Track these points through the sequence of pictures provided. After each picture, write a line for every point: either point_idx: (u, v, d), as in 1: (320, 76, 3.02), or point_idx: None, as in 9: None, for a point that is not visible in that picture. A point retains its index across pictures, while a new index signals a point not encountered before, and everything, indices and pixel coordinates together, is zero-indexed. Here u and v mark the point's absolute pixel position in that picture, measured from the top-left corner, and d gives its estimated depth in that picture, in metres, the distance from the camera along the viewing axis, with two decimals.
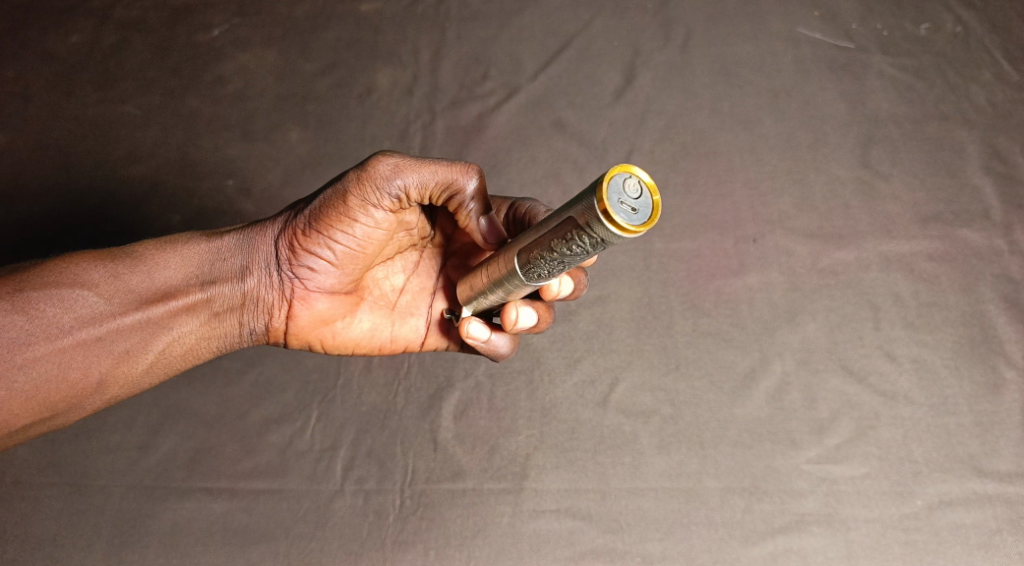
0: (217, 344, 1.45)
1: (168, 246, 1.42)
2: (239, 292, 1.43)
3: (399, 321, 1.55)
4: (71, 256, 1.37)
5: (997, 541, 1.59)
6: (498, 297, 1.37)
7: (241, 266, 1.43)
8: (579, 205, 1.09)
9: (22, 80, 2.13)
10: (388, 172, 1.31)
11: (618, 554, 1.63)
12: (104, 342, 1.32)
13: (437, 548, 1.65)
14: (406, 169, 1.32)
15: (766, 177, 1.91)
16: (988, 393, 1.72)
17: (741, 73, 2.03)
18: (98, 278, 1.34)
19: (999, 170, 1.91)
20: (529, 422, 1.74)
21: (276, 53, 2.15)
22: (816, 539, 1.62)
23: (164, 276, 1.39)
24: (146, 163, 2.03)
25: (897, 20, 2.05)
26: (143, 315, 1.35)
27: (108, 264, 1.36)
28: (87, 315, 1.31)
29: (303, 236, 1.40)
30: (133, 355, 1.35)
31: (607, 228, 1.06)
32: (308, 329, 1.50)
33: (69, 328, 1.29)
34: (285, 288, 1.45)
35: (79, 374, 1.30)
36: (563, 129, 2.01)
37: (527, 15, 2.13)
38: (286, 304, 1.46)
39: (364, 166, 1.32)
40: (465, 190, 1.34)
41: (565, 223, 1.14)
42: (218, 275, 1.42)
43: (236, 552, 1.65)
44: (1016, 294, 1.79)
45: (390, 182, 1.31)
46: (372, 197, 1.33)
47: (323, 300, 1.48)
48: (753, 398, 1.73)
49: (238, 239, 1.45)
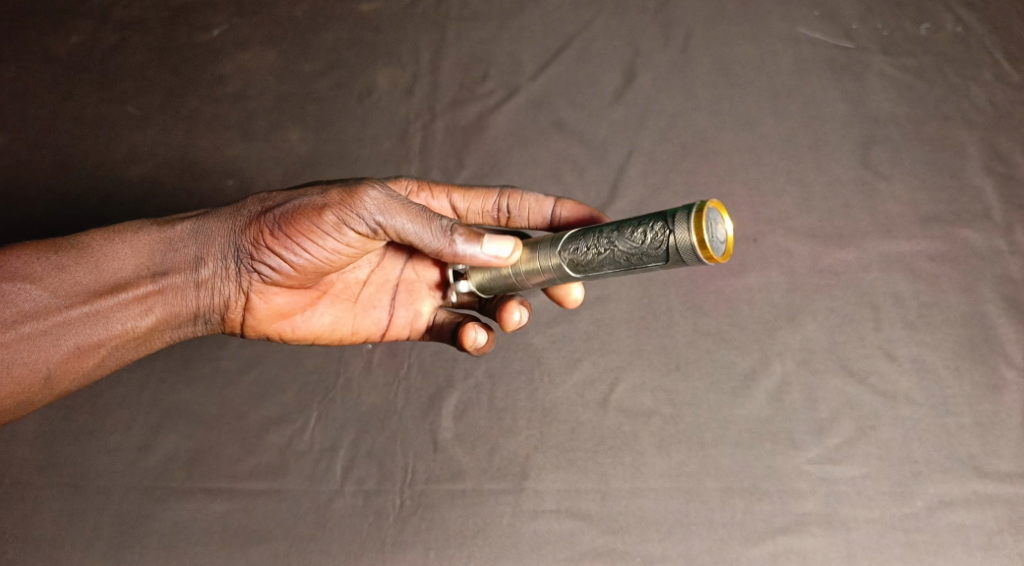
0: (171, 335, 1.40)
1: (117, 235, 1.37)
2: (193, 284, 1.37)
3: (363, 314, 1.54)
4: (17, 248, 1.33)
5: (997, 541, 1.59)
6: (514, 281, 1.34)
7: (196, 256, 1.36)
8: (671, 215, 1.14)
9: (23, 80, 2.13)
10: (372, 207, 1.25)
11: (618, 554, 1.62)
12: (49, 336, 1.28)
13: (437, 548, 1.65)
14: (391, 207, 1.25)
15: (767, 178, 1.92)
16: (988, 393, 1.71)
17: (741, 73, 2.03)
18: (40, 271, 1.31)
19: (999, 170, 1.90)
20: (529, 422, 1.74)
21: (276, 52, 2.15)
22: (816, 539, 1.62)
23: (112, 267, 1.34)
24: (146, 163, 2.02)
25: (897, 20, 2.04)
26: (89, 309, 1.30)
27: (52, 256, 1.33)
28: (30, 309, 1.28)
29: (268, 234, 1.31)
30: (83, 350, 1.31)
31: (689, 246, 1.11)
32: (266, 323, 1.45)
33: (11, 323, 1.27)
34: (244, 281, 1.38)
35: (24, 369, 1.27)
36: (563, 130, 2.01)
37: (527, 15, 2.13)
38: (243, 298, 1.40)
39: (349, 193, 1.25)
40: (454, 248, 1.24)
41: (643, 228, 1.17)
42: (171, 265, 1.36)
43: (236, 552, 1.65)
44: (1016, 294, 1.78)
45: (372, 216, 1.25)
46: (351, 222, 1.26)
47: (283, 294, 1.43)
48: (753, 398, 1.73)
49: (194, 226, 1.37)
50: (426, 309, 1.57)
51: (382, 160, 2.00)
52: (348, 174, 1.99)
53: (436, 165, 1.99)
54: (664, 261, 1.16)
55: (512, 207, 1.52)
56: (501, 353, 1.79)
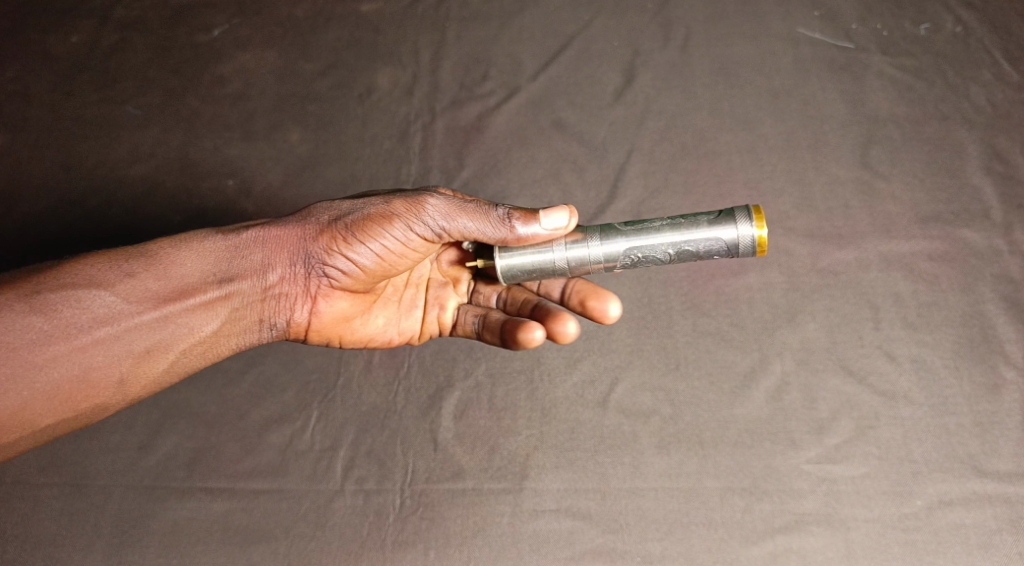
0: (237, 340, 1.46)
1: (184, 244, 1.43)
2: (260, 289, 1.44)
3: (407, 316, 1.63)
4: (90, 257, 1.39)
5: (997, 541, 1.59)
6: (564, 259, 1.41)
7: (262, 263, 1.43)
8: (729, 211, 1.37)
9: (23, 80, 2.14)
10: (436, 214, 1.39)
11: (618, 554, 1.63)
12: (122, 341, 1.33)
13: (437, 547, 1.65)
14: (450, 211, 1.39)
15: (766, 178, 1.92)
16: (987, 393, 1.71)
17: (741, 73, 2.03)
18: (113, 278, 1.36)
19: (999, 170, 1.90)
20: (529, 422, 1.74)
21: (276, 52, 2.16)
22: (816, 539, 1.62)
23: (182, 274, 1.40)
24: (146, 163, 2.03)
25: (897, 20, 2.05)
26: (162, 313, 1.36)
27: (124, 264, 1.39)
28: (104, 314, 1.33)
29: (336, 241, 1.42)
30: (153, 355, 1.36)
31: (751, 236, 1.34)
32: (327, 326, 1.54)
33: (86, 327, 1.32)
34: (310, 285, 1.47)
35: (99, 373, 1.32)
36: (563, 129, 2.01)
37: (527, 15, 2.13)
38: (308, 301, 1.49)
39: (410, 203, 1.40)
40: (515, 232, 1.38)
41: (705, 219, 1.36)
42: (238, 272, 1.42)
43: (236, 552, 1.65)
44: (1016, 293, 1.78)
45: (435, 222, 1.40)
46: (415, 227, 1.40)
47: (342, 298, 1.52)
48: (753, 398, 1.73)
49: (257, 234, 1.45)
50: (452, 307, 1.65)
51: (382, 160, 2.01)
52: (348, 173, 1.99)
53: (436, 165, 1.99)
54: (719, 238, 1.36)
55: None
56: (501, 353, 1.79)
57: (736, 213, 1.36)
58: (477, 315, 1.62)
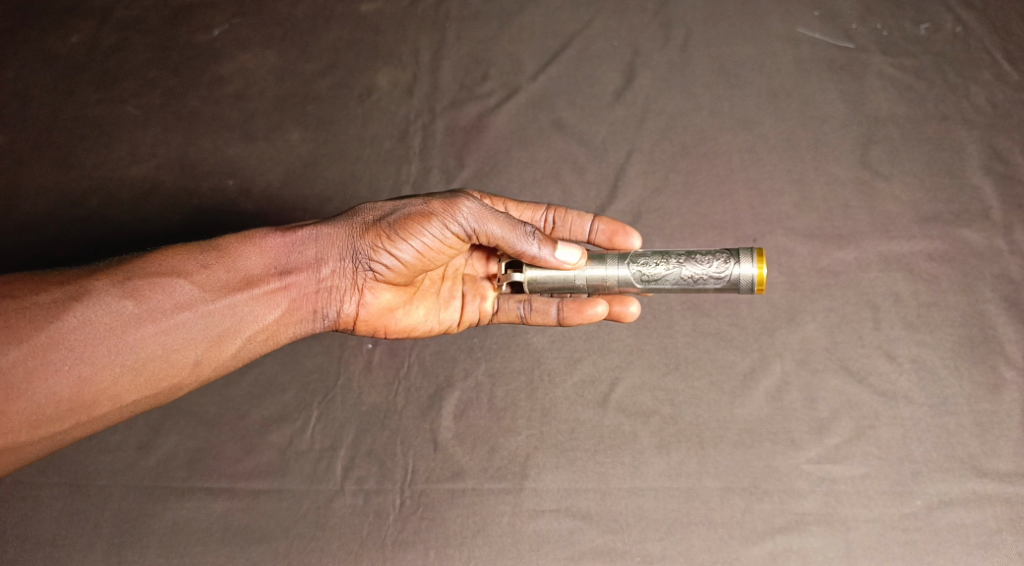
0: (295, 330, 1.52)
1: (250, 238, 1.51)
2: (315, 281, 1.51)
3: (445, 307, 1.66)
4: (168, 249, 1.47)
5: (997, 541, 1.59)
6: (579, 283, 1.52)
7: (317, 256, 1.51)
8: (735, 251, 1.45)
9: (23, 80, 2.14)
10: (469, 216, 1.44)
11: (618, 554, 1.62)
12: (199, 325, 1.41)
13: (437, 547, 1.65)
14: (482, 216, 1.44)
15: (766, 178, 1.92)
16: (987, 393, 1.71)
17: (741, 73, 2.03)
18: (190, 268, 1.44)
19: (999, 169, 1.90)
20: (529, 422, 1.74)
21: (276, 52, 2.16)
22: (816, 539, 1.62)
23: (248, 266, 1.48)
24: (146, 163, 2.03)
25: (898, 20, 2.05)
26: (231, 301, 1.44)
27: (199, 255, 1.47)
28: (183, 300, 1.41)
29: (380, 236, 1.47)
30: (224, 340, 1.43)
31: (753, 277, 1.43)
32: (373, 317, 1.59)
33: (168, 311, 1.39)
34: (357, 278, 1.53)
35: (178, 355, 1.39)
36: (563, 129, 2.01)
37: (527, 15, 2.14)
38: (356, 293, 1.55)
39: (448, 203, 1.44)
40: (534, 252, 1.46)
41: (713, 258, 1.45)
42: (295, 264, 1.50)
43: (236, 552, 1.65)
44: (1016, 293, 1.78)
45: (468, 223, 1.44)
46: (451, 226, 1.45)
47: (385, 291, 1.58)
48: (752, 398, 1.73)
49: (312, 230, 1.52)
50: (492, 297, 1.67)
51: (382, 160, 2.00)
52: (347, 173, 1.99)
53: (436, 165, 1.99)
54: (723, 277, 1.45)
55: (556, 223, 1.70)
56: (502, 353, 1.79)
57: (741, 254, 1.45)
58: (519, 300, 1.65)
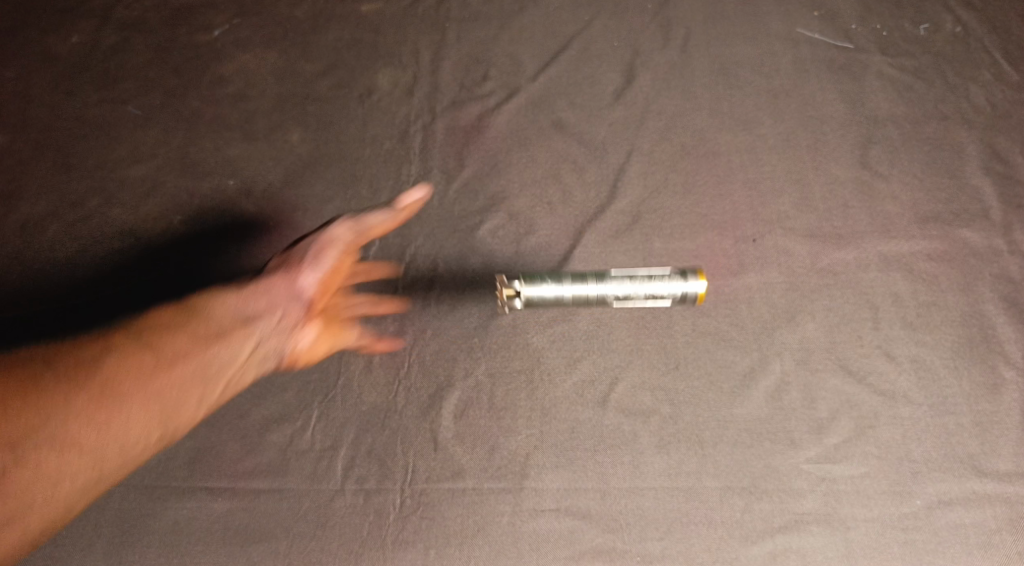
0: (263, 365, 1.69)
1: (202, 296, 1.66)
2: (272, 324, 1.68)
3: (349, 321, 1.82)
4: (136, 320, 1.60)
5: (996, 540, 1.60)
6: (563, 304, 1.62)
7: (269, 303, 1.68)
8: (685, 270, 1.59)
9: (24, 80, 2.14)
10: (345, 225, 1.75)
11: (618, 553, 1.64)
12: (196, 370, 1.57)
13: (438, 546, 1.66)
14: (356, 221, 1.76)
15: (766, 178, 1.93)
16: (987, 392, 1.71)
17: (741, 73, 2.04)
18: (163, 324, 1.59)
19: (998, 170, 1.90)
20: (529, 422, 1.74)
21: (277, 52, 2.16)
22: (815, 538, 1.63)
23: (216, 318, 1.63)
24: (146, 163, 2.03)
25: (898, 19, 2.06)
26: (213, 350, 1.60)
27: (167, 315, 1.62)
28: (178, 354, 1.56)
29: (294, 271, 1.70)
30: (216, 376, 1.61)
31: (695, 293, 1.59)
32: (319, 347, 1.76)
33: (169, 365, 1.54)
34: (297, 314, 1.71)
35: (187, 397, 1.57)
36: (563, 130, 2.01)
37: (527, 15, 2.15)
38: (303, 329, 1.72)
39: (359, 225, 1.76)
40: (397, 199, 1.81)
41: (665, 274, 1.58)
42: (253, 312, 1.66)
43: (236, 552, 1.67)
44: (1016, 293, 1.79)
45: (334, 236, 1.73)
46: (335, 239, 1.73)
47: (313, 322, 1.74)
48: (752, 398, 1.73)
49: (260, 282, 1.69)
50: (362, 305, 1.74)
51: (382, 160, 2.01)
52: (348, 174, 2.00)
53: (436, 165, 1.99)
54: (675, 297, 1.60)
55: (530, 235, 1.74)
56: (501, 353, 1.79)
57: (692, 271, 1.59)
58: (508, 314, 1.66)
